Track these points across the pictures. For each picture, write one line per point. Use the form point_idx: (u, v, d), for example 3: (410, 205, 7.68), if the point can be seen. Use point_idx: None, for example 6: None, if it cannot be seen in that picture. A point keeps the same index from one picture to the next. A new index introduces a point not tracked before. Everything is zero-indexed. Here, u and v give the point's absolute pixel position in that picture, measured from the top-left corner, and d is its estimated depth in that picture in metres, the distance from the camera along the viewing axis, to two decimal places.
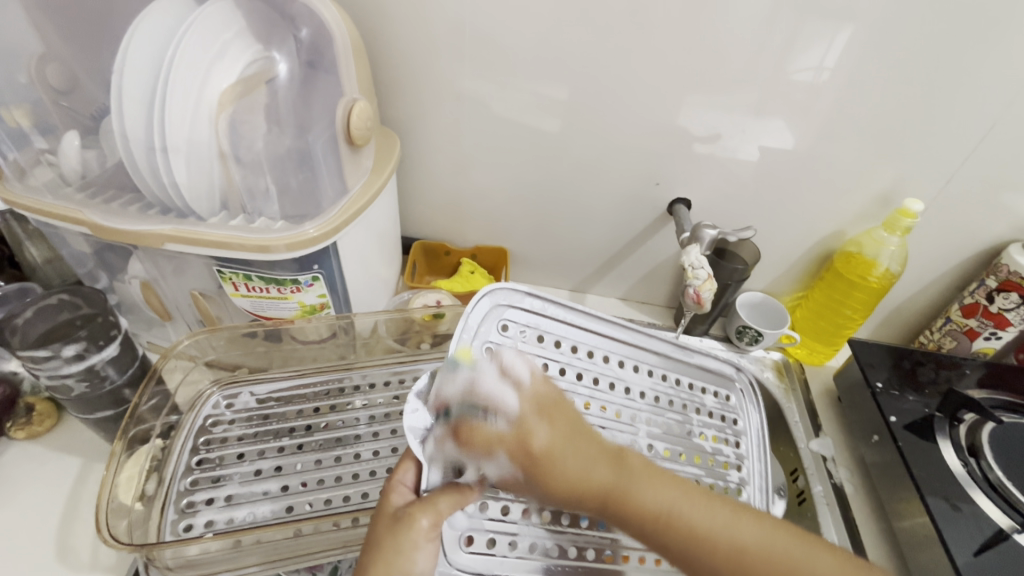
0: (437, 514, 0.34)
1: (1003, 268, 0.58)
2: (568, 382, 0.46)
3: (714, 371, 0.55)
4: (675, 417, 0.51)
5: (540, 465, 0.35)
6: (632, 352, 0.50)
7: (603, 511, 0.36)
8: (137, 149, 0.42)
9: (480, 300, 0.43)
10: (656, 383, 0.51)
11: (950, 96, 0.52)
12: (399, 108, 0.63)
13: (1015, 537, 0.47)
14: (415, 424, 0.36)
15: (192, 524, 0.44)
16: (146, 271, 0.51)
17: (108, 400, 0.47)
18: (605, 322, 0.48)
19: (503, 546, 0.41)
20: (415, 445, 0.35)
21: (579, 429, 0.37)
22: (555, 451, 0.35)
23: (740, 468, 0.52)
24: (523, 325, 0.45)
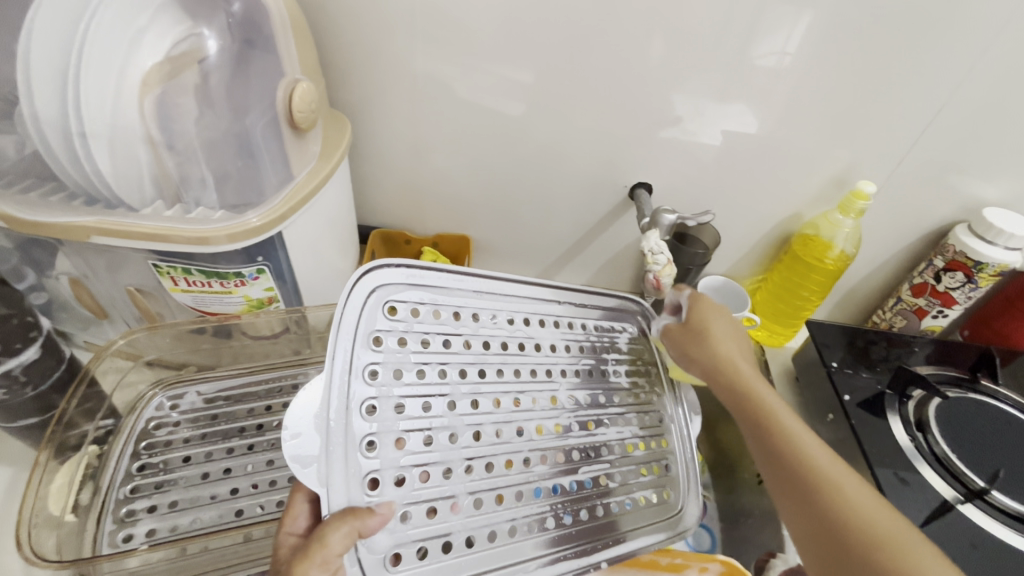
0: (324, 557, 0.32)
1: (950, 248, 0.60)
2: (475, 353, 0.44)
3: (615, 308, 0.53)
4: (588, 365, 0.50)
5: (706, 306, 0.47)
6: (526, 307, 0.48)
7: (720, 383, 0.43)
8: (53, 135, 0.38)
9: (362, 280, 0.39)
10: (564, 335, 0.49)
11: (906, 79, 0.53)
12: (352, 91, 0.60)
13: (958, 507, 0.49)
14: (301, 453, 0.35)
15: (132, 534, 0.42)
16: (76, 267, 0.48)
17: (33, 407, 0.44)
18: (499, 283, 0.46)
19: (436, 550, 0.38)
20: (302, 474, 0.34)
21: (743, 332, 0.47)
22: (727, 314, 0.47)
23: (656, 396, 0.53)
24: (411, 300, 0.42)
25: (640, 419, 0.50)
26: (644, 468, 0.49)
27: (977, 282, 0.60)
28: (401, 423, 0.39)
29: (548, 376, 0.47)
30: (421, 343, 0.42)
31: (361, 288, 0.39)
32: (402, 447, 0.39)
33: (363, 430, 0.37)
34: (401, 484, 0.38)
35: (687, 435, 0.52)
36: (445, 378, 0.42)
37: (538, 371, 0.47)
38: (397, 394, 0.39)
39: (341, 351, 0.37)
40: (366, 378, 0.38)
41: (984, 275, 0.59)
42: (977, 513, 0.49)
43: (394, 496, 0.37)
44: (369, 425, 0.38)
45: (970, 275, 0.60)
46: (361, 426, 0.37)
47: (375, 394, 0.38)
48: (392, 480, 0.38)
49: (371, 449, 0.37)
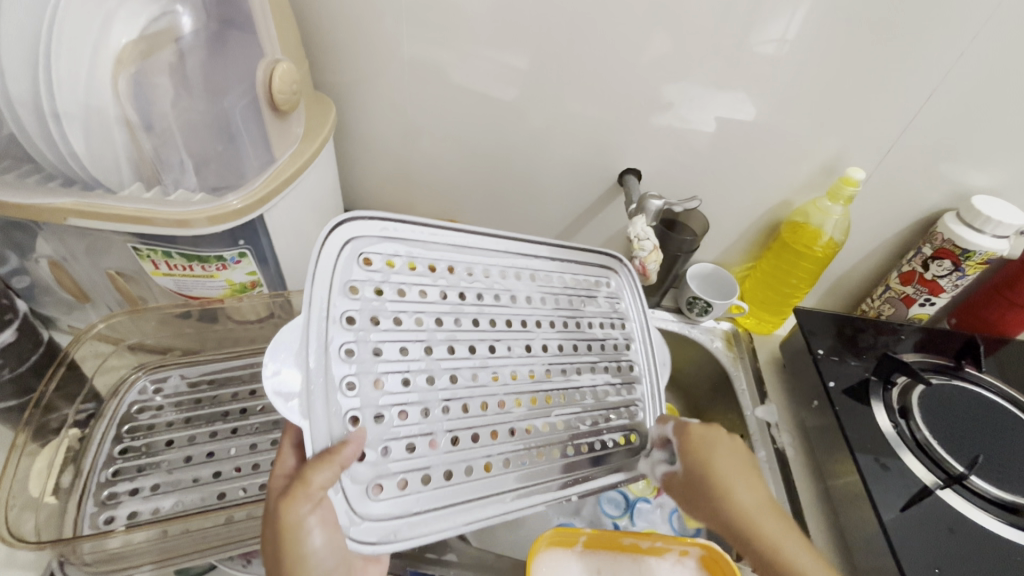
0: (310, 494, 0.32)
1: (938, 236, 0.60)
2: (452, 303, 0.43)
3: (587, 265, 0.53)
4: (564, 317, 0.49)
5: (698, 450, 0.43)
6: (501, 261, 0.48)
7: (747, 547, 0.39)
8: (26, 116, 0.38)
9: (336, 229, 0.39)
10: (540, 288, 0.49)
11: (901, 66, 0.52)
12: (338, 72, 0.59)
13: (937, 492, 0.49)
14: (282, 389, 0.34)
15: (113, 516, 0.42)
16: (55, 250, 0.47)
17: (11, 390, 0.43)
18: (473, 235, 0.46)
19: (416, 483, 0.38)
20: (283, 408, 0.34)
21: (747, 464, 0.42)
22: (727, 452, 0.42)
23: (628, 346, 0.52)
24: (385, 250, 0.42)
25: (613, 367, 0.50)
26: (618, 415, 0.49)
27: (964, 270, 0.60)
28: (380, 365, 0.38)
29: (524, 325, 0.46)
30: (398, 291, 0.41)
31: (334, 237, 0.39)
32: (381, 388, 0.38)
33: (342, 373, 0.37)
34: (380, 421, 0.37)
35: (658, 388, 0.51)
36: (422, 324, 0.41)
37: (514, 321, 0.46)
38: (376, 339, 0.39)
39: (317, 299, 0.37)
40: (344, 324, 0.38)
41: (972, 263, 0.59)
42: (956, 498, 0.49)
43: (375, 433, 0.37)
44: (348, 367, 0.37)
45: (957, 263, 0.60)
46: (341, 369, 0.37)
47: (354, 338, 0.38)
48: (372, 418, 0.37)
49: (351, 389, 0.37)
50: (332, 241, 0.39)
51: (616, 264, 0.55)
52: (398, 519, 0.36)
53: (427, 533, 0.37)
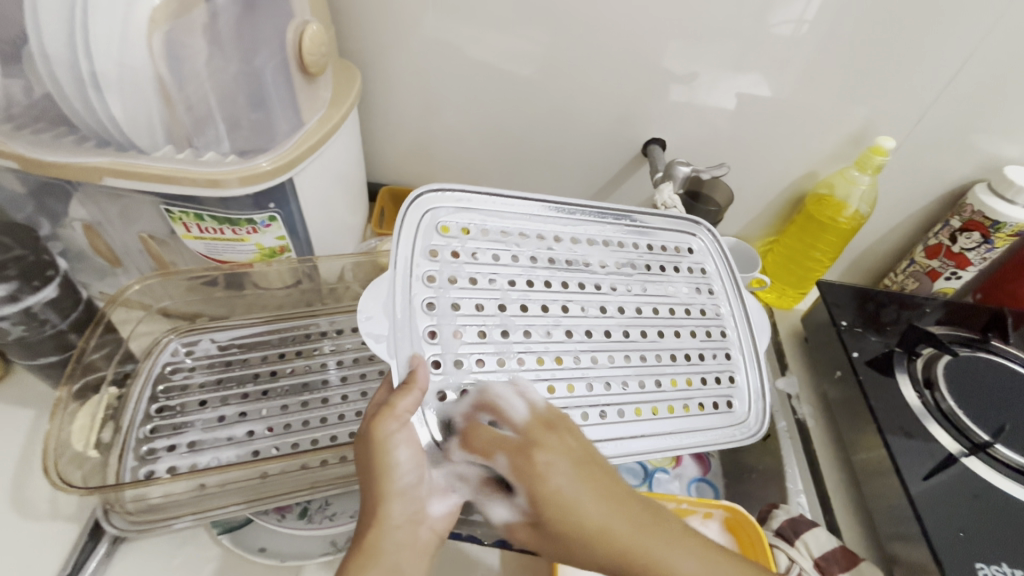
0: (395, 413, 0.35)
1: (967, 208, 0.59)
2: (525, 266, 0.44)
3: (663, 230, 0.52)
4: (640, 278, 0.48)
5: (546, 489, 0.33)
6: (573, 227, 0.48)
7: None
8: (64, 76, 0.38)
9: (414, 203, 0.43)
10: (613, 253, 0.48)
11: (932, 36, 0.51)
12: (360, 40, 0.59)
13: (962, 460, 0.49)
14: (373, 330, 0.38)
15: (153, 471, 0.43)
16: (89, 214, 0.48)
17: (52, 345, 0.44)
18: (546, 204, 0.47)
19: None
20: (375, 349, 0.38)
21: (597, 480, 0.34)
22: (561, 477, 0.33)
23: (718, 309, 0.50)
24: (460, 219, 0.44)
25: (702, 330, 0.48)
26: (709, 377, 0.46)
27: (993, 242, 0.59)
28: (459, 318, 0.40)
29: (597, 288, 0.46)
30: (473, 255, 0.43)
31: (415, 207, 0.43)
32: (460, 337, 0.40)
33: (424, 323, 0.40)
34: (459, 367, 0.39)
35: (755, 351, 0.48)
36: (495, 284, 0.43)
37: (586, 284, 0.46)
38: (454, 295, 0.41)
39: (401, 259, 0.41)
40: (425, 282, 0.41)
41: (1001, 235, 0.58)
42: (981, 466, 0.49)
43: (453, 376, 0.39)
44: (429, 319, 0.40)
45: (987, 235, 0.59)
46: (423, 320, 0.40)
47: (434, 293, 0.41)
48: (452, 364, 0.39)
49: (433, 338, 0.39)
50: (411, 211, 0.43)
51: (695, 225, 0.53)
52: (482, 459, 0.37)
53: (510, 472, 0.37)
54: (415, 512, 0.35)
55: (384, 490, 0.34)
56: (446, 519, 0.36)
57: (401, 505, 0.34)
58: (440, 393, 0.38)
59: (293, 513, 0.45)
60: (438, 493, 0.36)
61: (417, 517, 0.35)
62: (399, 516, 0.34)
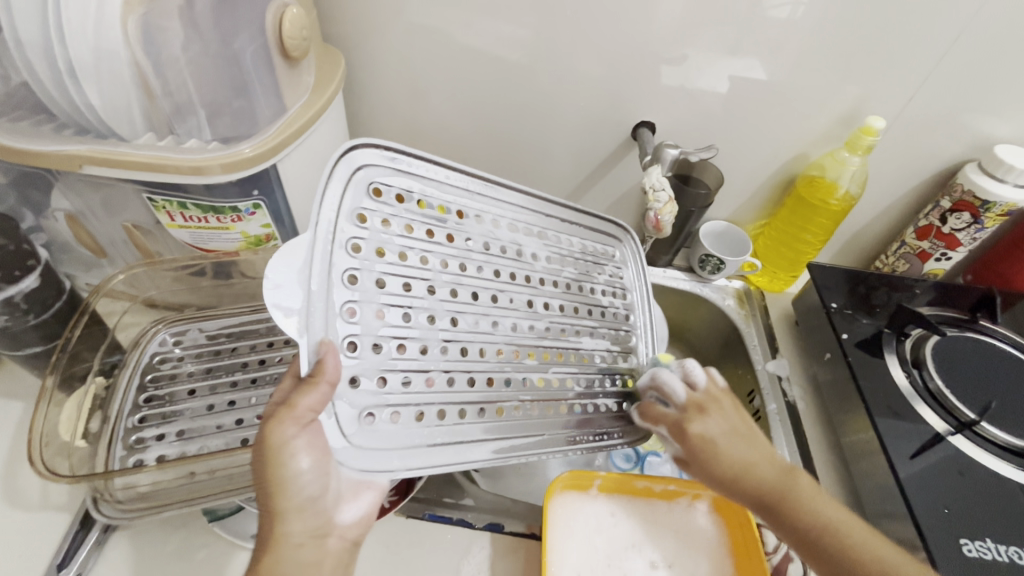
0: (297, 416, 0.32)
1: (958, 188, 0.59)
2: (459, 247, 0.43)
3: (597, 229, 0.53)
4: (569, 276, 0.49)
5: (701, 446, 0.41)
6: (511, 212, 0.47)
7: (776, 519, 0.39)
8: (38, 59, 0.37)
9: (344, 155, 0.37)
10: (548, 245, 0.48)
11: (923, 15, 0.51)
12: (344, 24, 0.58)
13: (948, 438, 0.50)
14: (281, 302, 0.33)
15: (142, 459, 0.43)
16: (72, 203, 0.48)
17: (37, 336, 0.44)
18: (490, 182, 0.45)
19: (409, 417, 0.38)
20: (283, 324, 0.33)
21: (746, 442, 0.41)
22: (715, 438, 0.41)
23: (629, 318, 0.53)
24: (394, 182, 0.40)
25: (612, 334, 0.51)
26: (609, 379, 0.50)
27: (983, 222, 0.59)
28: (383, 297, 0.38)
29: (530, 281, 0.46)
30: (406, 227, 0.40)
31: (348, 158, 0.37)
32: (383, 317, 0.38)
33: (344, 298, 0.36)
34: (377, 351, 0.37)
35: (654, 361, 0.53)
36: (427, 263, 0.41)
37: (519, 276, 0.46)
38: (379, 270, 0.38)
39: (324, 222, 0.35)
40: (349, 251, 0.37)
41: (991, 215, 0.58)
42: (967, 444, 0.50)
43: (372, 362, 0.37)
44: (350, 294, 0.36)
45: (976, 215, 0.59)
46: (343, 294, 0.36)
47: (358, 265, 0.37)
48: (370, 348, 0.37)
49: (352, 316, 0.36)
50: (338, 166, 0.37)
51: (621, 233, 0.55)
52: (389, 454, 0.36)
53: (417, 467, 0.37)
54: (319, 526, 0.34)
55: (281, 508, 0.33)
56: (358, 526, 0.36)
57: (301, 522, 0.33)
58: (354, 379, 0.36)
59: None
60: (347, 499, 0.36)
61: (321, 530, 0.34)
62: (299, 533, 0.33)
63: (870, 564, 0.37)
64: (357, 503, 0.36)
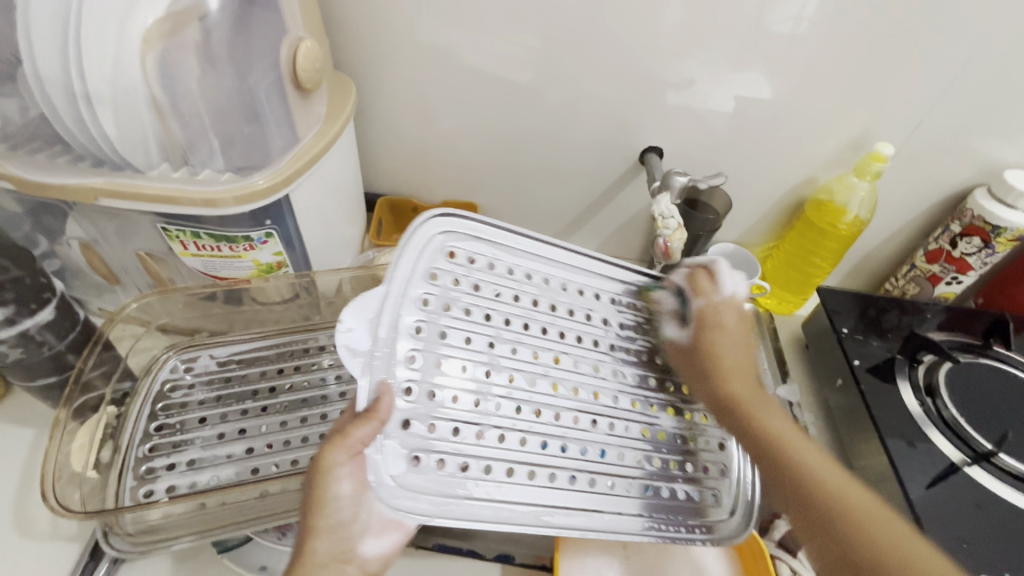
0: (348, 444, 0.34)
1: (967, 212, 0.59)
2: (524, 308, 0.45)
3: None
4: (643, 347, 0.49)
5: (708, 335, 0.47)
6: (583, 280, 0.49)
7: (741, 429, 0.43)
8: (56, 95, 0.38)
9: (425, 222, 0.43)
10: (619, 313, 0.50)
11: (928, 39, 0.51)
12: (355, 51, 0.59)
13: (965, 468, 0.49)
14: (351, 343, 0.38)
15: (153, 490, 0.43)
16: (86, 231, 0.48)
17: (51, 366, 0.45)
18: (567, 254, 0.48)
19: (454, 468, 0.39)
20: (349, 362, 0.37)
21: (744, 350, 0.47)
22: (725, 338, 0.47)
23: None
24: (472, 251, 0.45)
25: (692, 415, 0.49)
26: (681, 460, 0.47)
27: (994, 247, 0.59)
28: (443, 347, 0.41)
29: (596, 346, 0.47)
30: (474, 288, 0.44)
31: (429, 224, 0.43)
32: (440, 367, 0.40)
33: (408, 347, 0.40)
34: (430, 398, 0.39)
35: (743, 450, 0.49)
36: (490, 321, 0.43)
37: (585, 339, 0.47)
38: (445, 322, 0.41)
39: (399, 277, 0.41)
40: (419, 305, 0.41)
41: (1002, 240, 0.58)
42: (983, 474, 0.49)
43: (423, 408, 0.39)
44: (413, 343, 0.40)
45: (987, 240, 0.58)
46: (406, 344, 0.40)
47: (425, 318, 0.41)
48: (424, 395, 0.39)
49: (412, 363, 0.39)
50: (423, 227, 0.42)
51: None
52: (427, 500, 0.37)
53: (453, 518, 0.37)
54: (342, 551, 0.35)
55: (314, 525, 0.34)
56: (379, 561, 0.36)
57: (327, 543, 0.34)
58: (406, 421, 0.38)
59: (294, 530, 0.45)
60: (373, 533, 0.36)
61: (345, 556, 0.35)
62: (325, 554, 0.34)
63: (829, 500, 0.36)
64: (381, 538, 0.36)
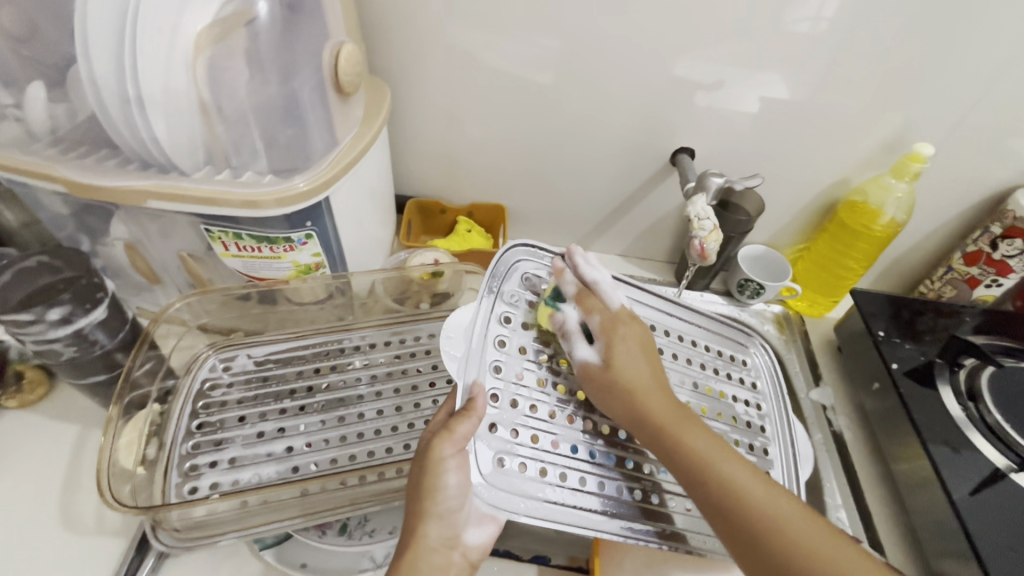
0: (454, 438, 0.36)
1: (1008, 214, 0.58)
2: None
3: (727, 335, 0.54)
4: (700, 375, 0.50)
5: (620, 352, 0.41)
6: (648, 312, 0.51)
7: (653, 437, 0.39)
8: (110, 100, 0.39)
9: (511, 248, 0.45)
10: (678, 345, 0.51)
11: (968, 37, 0.50)
12: (387, 55, 0.59)
13: (1011, 475, 0.48)
14: (450, 349, 0.41)
15: (197, 487, 0.44)
16: (130, 233, 0.49)
17: (101, 364, 0.46)
18: (635, 285, 0.50)
19: (535, 472, 0.39)
20: (447, 366, 0.40)
21: (644, 355, 0.42)
22: (633, 350, 0.41)
23: (764, 431, 0.50)
24: (550, 277, 0.46)
25: (746, 444, 0.49)
26: None
27: None
28: (525, 362, 0.42)
29: None
30: None
31: (513, 252, 0.45)
32: (522, 380, 0.42)
33: (493, 357, 0.41)
34: (514, 406, 0.40)
35: (795, 476, 0.49)
36: None
37: None
38: (524, 339, 0.43)
39: (487, 296, 0.43)
40: (503, 321, 0.43)
41: None
42: None
43: (508, 415, 0.40)
44: (498, 354, 0.42)
45: None
46: (492, 354, 0.41)
47: (508, 332, 0.43)
48: (508, 402, 0.40)
49: (497, 372, 0.41)
50: (508, 255, 0.45)
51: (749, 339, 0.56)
52: (517, 498, 0.38)
53: (539, 518, 0.38)
54: (450, 537, 0.36)
55: (426, 511, 0.36)
56: (480, 550, 0.37)
57: (438, 528, 0.36)
58: (492, 425, 0.39)
59: (333, 530, 0.45)
60: (474, 523, 0.37)
61: (452, 541, 0.36)
62: (435, 538, 0.36)
63: (766, 512, 0.36)
64: (481, 528, 0.37)
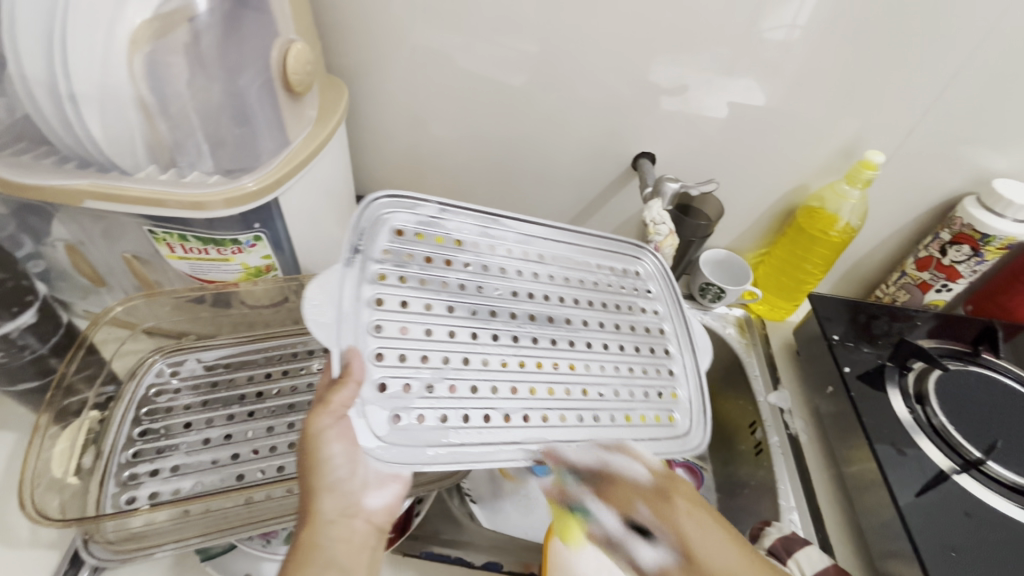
0: (331, 409, 0.36)
1: (958, 220, 0.59)
2: (475, 274, 0.47)
3: (613, 252, 0.55)
4: (595, 296, 0.51)
5: (684, 540, 0.40)
6: (524, 241, 0.51)
7: None
8: (42, 96, 0.37)
9: (369, 204, 0.45)
10: (568, 270, 0.51)
11: (922, 49, 0.51)
12: (349, 55, 0.58)
13: (954, 477, 0.49)
14: (316, 317, 0.38)
15: (135, 497, 0.43)
16: (71, 233, 0.47)
17: (33, 370, 0.45)
18: (508, 220, 0.50)
19: (433, 419, 0.39)
20: (317, 335, 0.38)
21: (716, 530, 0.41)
22: (696, 531, 0.40)
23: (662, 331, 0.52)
24: (416, 225, 0.46)
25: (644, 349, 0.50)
26: (653, 391, 0.48)
27: (984, 255, 0.59)
28: (406, 315, 0.42)
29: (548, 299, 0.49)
30: (426, 259, 0.46)
31: (375, 205, 0.45)
32: (405, 331, 0.41)
33: (369, 317, 0.41)
34: (402, 360, 0.40)
35: (693, 372, 0.50)
36: (446, 287, 0.45)
37: (535, 292, 0.48)
38: (402, 293, 0.43)
39: (354, 258, 0.42)
40: (375, 279, 0.43)
41: (991, 248, 0.58)
42: (973, 483, 0.49)
43: (397, 370, 0.40)
44: (374, 312, 0.41)
45: (976, 248, 0.59)
46: (367, 315, 0.41)
47: (382, 289, 0.42)
48: (396, 359, 0.40)
49: (378, 331, 0.41)
50: (373, 205, 0.45)
51: (638, 250, 0.56)
52: (418, 449, 0.38)
53: (440, 460, 0.38)
54: (347, 507, 0.37)
55: (314, 486, 0.36)
56: (384, 512, 0.39)
57: (332, 500, 0.37)
58: (382, 385, 0.39)
59: (278, 538, 0.44)
60: (373, 487, 0.39)
61: (350, 511, 0.38)
62: (331, 511, 0.37)
63: None
64: (382, 491, 0.39)
